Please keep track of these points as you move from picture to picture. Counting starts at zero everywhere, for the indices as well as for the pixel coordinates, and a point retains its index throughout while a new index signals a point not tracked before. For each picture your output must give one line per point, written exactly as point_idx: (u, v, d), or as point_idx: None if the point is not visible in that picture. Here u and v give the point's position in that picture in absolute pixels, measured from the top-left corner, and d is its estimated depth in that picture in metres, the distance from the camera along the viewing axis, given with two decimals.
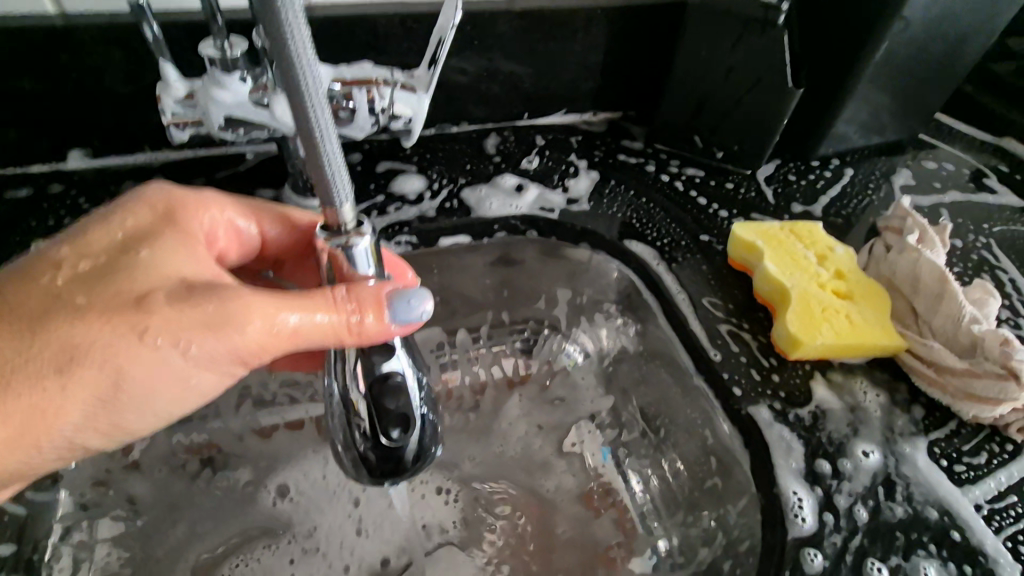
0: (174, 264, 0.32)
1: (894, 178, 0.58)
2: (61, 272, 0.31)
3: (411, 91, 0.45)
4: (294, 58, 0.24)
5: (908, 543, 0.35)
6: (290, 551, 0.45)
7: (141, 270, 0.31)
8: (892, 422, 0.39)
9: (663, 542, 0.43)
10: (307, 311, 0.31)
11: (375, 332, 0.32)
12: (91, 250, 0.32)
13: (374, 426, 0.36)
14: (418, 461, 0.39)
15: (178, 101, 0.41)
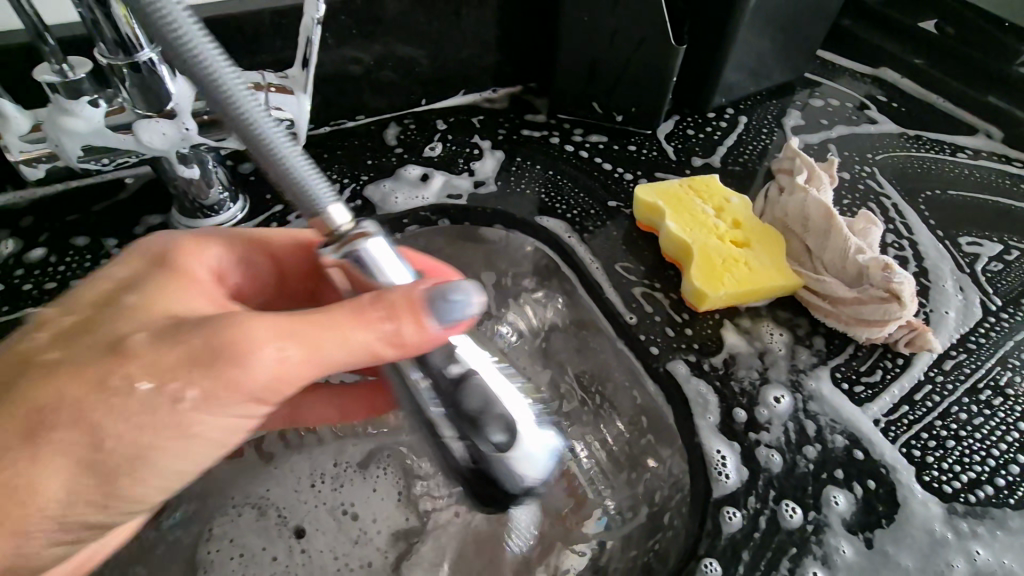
0: (163, 303, 0.28)
1: (785, 120, 0.61)
2: (43, 332, 0.27)
3: (287, 93, 0.43)
4: (201, 64, 0.23)
5: (819, 480, 0.38)
6: (274, 550, 0.42)
7: (127, 313, 0.27)
8: (796, 358, 0.42)
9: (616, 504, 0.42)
10: (323, 332, 0.27)
11: (414, 341, 0.28)
12: (70, 308, 0.28)
13: (470, 432, 0.29)
14: (526, 471, 0.29)
15: (23, 136, 0.37)
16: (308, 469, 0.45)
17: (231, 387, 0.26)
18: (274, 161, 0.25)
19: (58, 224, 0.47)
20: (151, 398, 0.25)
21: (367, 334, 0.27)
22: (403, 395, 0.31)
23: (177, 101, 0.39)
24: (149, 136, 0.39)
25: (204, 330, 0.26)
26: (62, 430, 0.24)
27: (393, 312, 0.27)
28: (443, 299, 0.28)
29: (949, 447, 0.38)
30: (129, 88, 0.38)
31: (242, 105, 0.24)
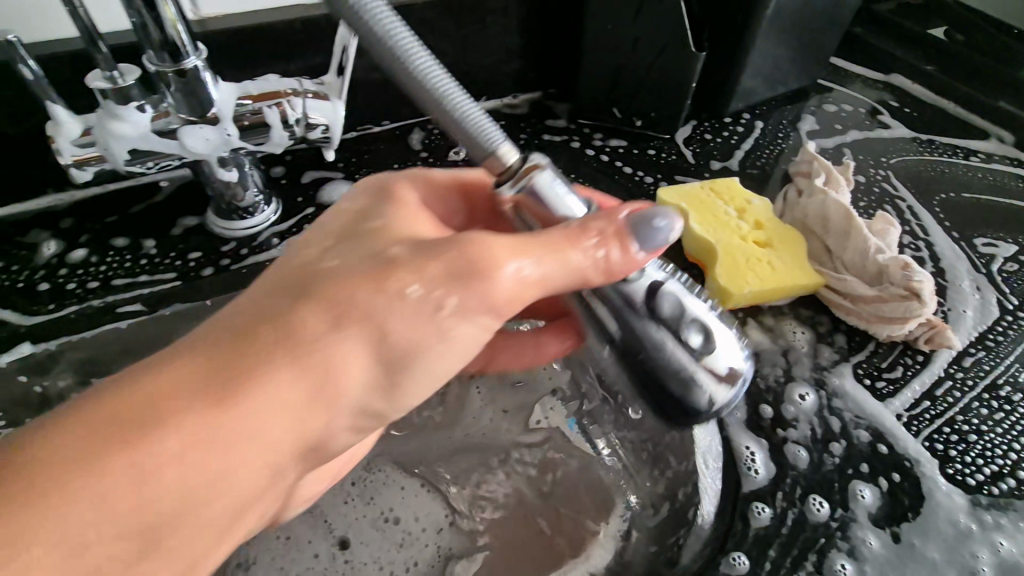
0: (404, 227, 0.29)
1: (800, 125, 0.62)
2: (312, 249, 0.29)
3: (323, 99, 0.44)
4: (391, 43, 0.28)
5: (845, 474, 0.39)
6: (318, 550, 0.45)
7: (381, 233, 0.29)
8: (818, 355, 0.43)
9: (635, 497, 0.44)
10: (544, 256, 0.28)
11: (619, 266, 0.29)
12: (324, 233, 0.30)
13: (670, 347, 0.31)
14: (721, 384, 0.31)
15: (74, 141, 0.38)
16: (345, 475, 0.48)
17: (494, 289, 0.27)
18: (444, 109, 0.29)
19: (97, 225, 0.48)
20: (436, 294, 0.26)
21: (578, 253, 0.28)
22: (593, 322, 0.32)
23: (219, 107, 0.41)
24: (193, 141, 0.41)
25: (461, 237, 0.27)
26: (363, 321, 0.26)
27: (602, 236, 0.29)
28: (642, 224, 0.30)
29: (971, 440, 0.39)
30: (175, 94, 0.39)
31: (414, 60, 0.28)
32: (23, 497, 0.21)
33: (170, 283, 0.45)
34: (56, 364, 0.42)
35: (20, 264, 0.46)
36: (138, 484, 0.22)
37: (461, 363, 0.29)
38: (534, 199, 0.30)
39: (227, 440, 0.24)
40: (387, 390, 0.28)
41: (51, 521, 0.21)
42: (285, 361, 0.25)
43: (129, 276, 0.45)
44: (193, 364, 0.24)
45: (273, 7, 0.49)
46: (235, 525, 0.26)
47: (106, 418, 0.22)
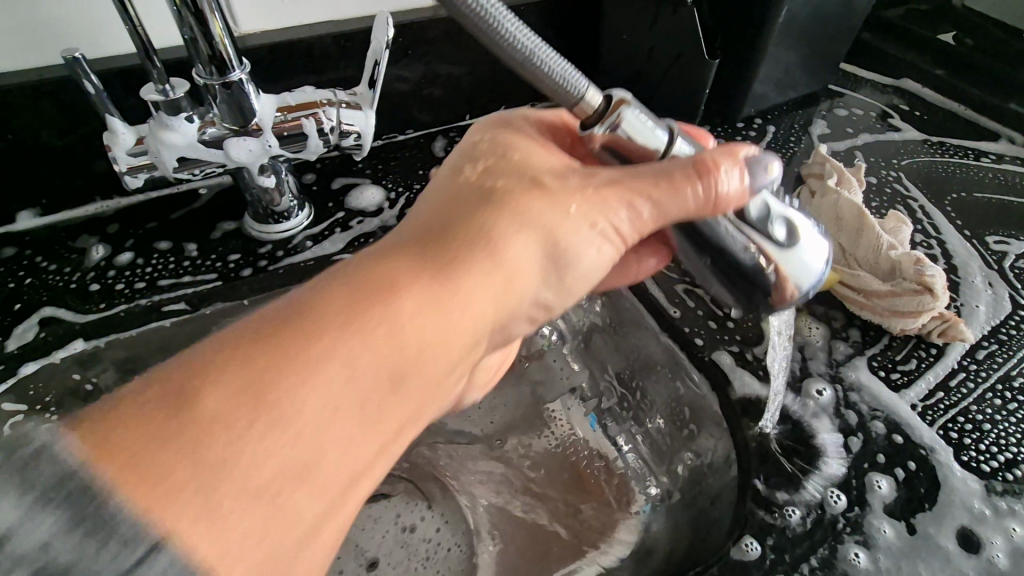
0: (543, 158, 0.33)
1: (812, 129, 0.64)
2: (467, 173, 0.32)
3: (356, 109, 0.47)
4: (481, 14, 0.26)
5: (863, 465, 0.40)
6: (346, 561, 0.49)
7: (527, 162, 0.32)
8: (833, 350, 0.45)
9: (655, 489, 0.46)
10: (664, 192, 0.30)
11: (726, 202, 0.31)
12: (470, 161, 0.33)
13: (759, 249, 0.34)
14: (805, 281, 0.34)
15: (129, 150, 0.41)
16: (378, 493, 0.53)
17: (625, 216, 0.31)
18: (536, 64, 0.28)
19: (139, 231, 0.51)
20: (591, 214, 0.31)
21: (695, 188, 0.30)
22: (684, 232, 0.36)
23: (261, 118, 0.44)
24: (237, 151, 0.44)
25: (591, 176, 0.31)
26: (537, 223, 0.30)
27: (715, 174, 0.30)
28: (756, 163, 0.32)
29: (985, 429, 0.40)
30: (220, 105, 0.42)
31: (503, 18, 0.26)
32: (282, 364, 0.22)
33: (211, 283, 0.48)
34: (100, 362, 0.45)
35: (70, 267, 0.48)
36: (373, 351, 0.24)
37: (594, 277, 0.33)
38: (624, 139, 0.31)
39: (437, 314, 0.26)
40: (554, 283, 0.32)
41: (323, 374, 0.23)
42: (475, 249, 0.29)
43: (174, 277, 0.48)
44: (386, 257, 0.27)
45: (305, 23, 0.52)
46: (429, 410, 0.28)
47: (341, 296, 0.25)
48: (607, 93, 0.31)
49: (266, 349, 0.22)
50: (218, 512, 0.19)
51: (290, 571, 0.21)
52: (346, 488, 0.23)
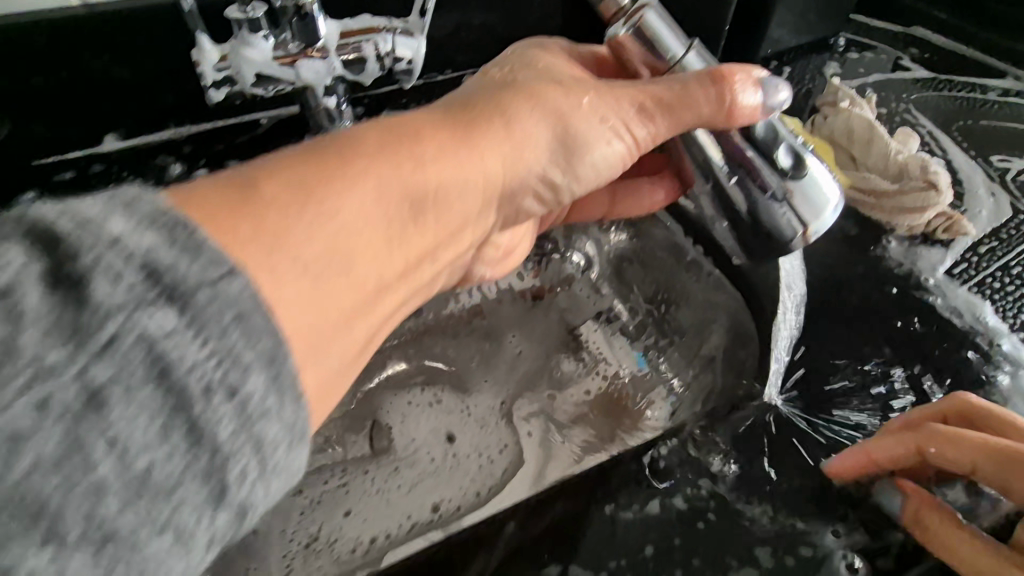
0: (563, 70, 0.37)
1: (826, 69, 0.68)
2: (494, 74, 0.36)
3: (410, 36, 0.51)
4: None
5: (881, 322, 0.47)
6: (390, 466, 0.52)
7: (549, 69, 0.36)
8: (850, 238, 0.51)
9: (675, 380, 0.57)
10: (677, 97, 0.35)
11: (733, 116, 0.35)
12: (498, 66, 0.37)
13: (765, 170, 0.37)
14: (810, 209, 0.36)
15: (215, 66, 0.47)
16: (424, 407, 0.57)
17: (638, 116, 0.35)
18: None
19: (212, 152, 0.57)
20: (602, 108, 0.34)
21: (710, 94, 0.34)
22: (694, 156, 0.39)
23: (326, 40, 0.49)
24: (306, 71, 0.49)
25: (612, 84, 0.35)
26: (551, 109, 0.33)
27: (727, 86, 0.34)
28: (770, 93, 0.36)
29: (984, 304, 0.47)
30: (293, 26, 0.47)
31: None
32: (328, 164, 0.24)
33: None
34: None
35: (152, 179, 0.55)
36: (406, 181, 0.26)
37: (604, 175, 0.37)
38: (643, 40, 0.37)
39: (457, 166, 0.29)
40: (559, 168, 0.35)
41: (360, 180, 0.24)
42: (496, 121, 0.32)
43: None
44: (421, 115, 0.30)
45: None
46: (438, 255, 0.30)
47: (379, 130, 0.27)
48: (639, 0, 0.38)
49: (315, 154, 0.24)
50: (283, 269, 0.20)
51: (322, 347, 0.23)
52: (375, 293, 0.25)
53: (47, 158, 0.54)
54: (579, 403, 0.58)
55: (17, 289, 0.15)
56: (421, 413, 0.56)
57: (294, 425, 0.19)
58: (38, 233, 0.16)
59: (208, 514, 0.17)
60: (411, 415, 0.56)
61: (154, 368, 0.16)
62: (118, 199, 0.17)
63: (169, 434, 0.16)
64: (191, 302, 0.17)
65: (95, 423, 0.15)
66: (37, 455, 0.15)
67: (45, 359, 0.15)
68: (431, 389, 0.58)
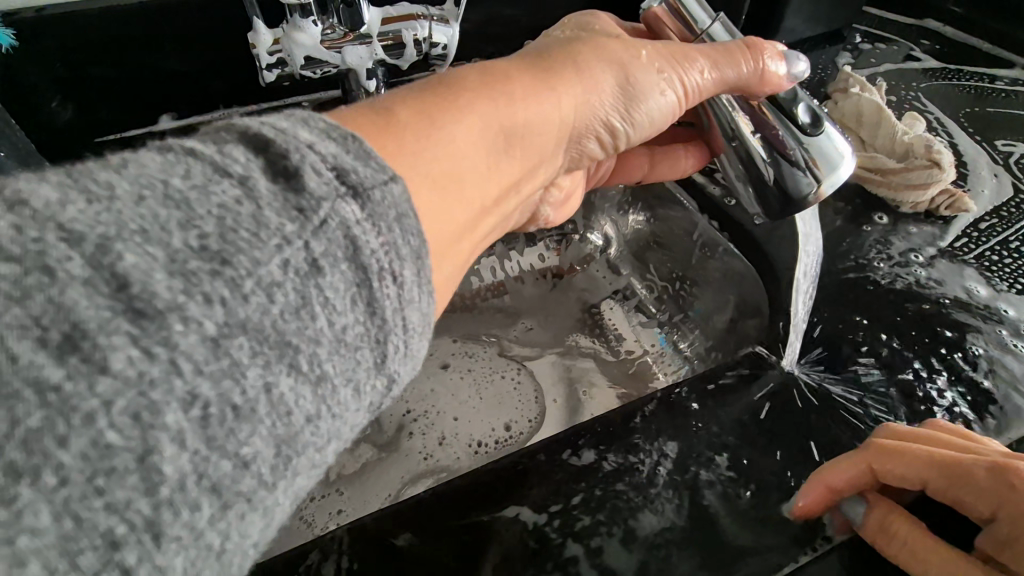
0: (616, 32, 0.41)
1: (839, 60, 0.71)
2: (558, 33, 0.41)
3: (446, 24, 0.55)
4: None
5: (879, 289, 0.51)
6: (439, 425, 0.57)
7: (606, 30, 0.41)
8: (854, 217, 0.56)
9: (686, 346, 0.61)
10: (721, 53, 0.38)
11: (768, 76, 0.39)
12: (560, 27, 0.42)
13: (789, 127, 0.40)
14: (827, 169, 0.40)
15: (268, 49, 0.50)
16: (461, 370, 0.61)
17: (688, 70, 0.39)
18: None
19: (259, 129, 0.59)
20: (657, 59, 0.38)
21: (745, 55, 0.39)
22: (721, 121, 0.42)
23: (370, 25, 0.52)
24: (351, 55, 0.53)
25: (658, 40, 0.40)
26: (614, 59, 0.38)
27: (762, 50, 0.39)
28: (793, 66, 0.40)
29: (984, 272, 0.51)
30: (340, 12, 0.51)
31: None
32: (442, 101, 0.29)
33: None
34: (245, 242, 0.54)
35: None
36: (503, 115, 0.31)
37: (656, 123, 0.41)
38: (675, 12, 0.41)
39: (541, 105, 0.34)
40: (619, 112, 0.39)
41: (469, 112, 0.30)
42: (569, 69, 0.36)
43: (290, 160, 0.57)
44: (507, 60, 0.35)
45: None
46: (521, 186, 0.36)
47: (475, 72, 0.32)
48: None
49: (430, 93, 0.29)
50: (422, 179, 0.26)
51: (445, 248, 0.28)
52: (481, 209, 0.31)
53: (108, 137, 0.58)
54: (603, 367, 0.62)
55: (250, 179, 0.19)
56: (456, 377, 0.60)
57: (425, 317, 0.23)
58: (248, 137, 0.20)
59: (373, 376, 0.22)
60: (438, 387, 0.60)
61: (350, 248, 0.20)
62: (298, 117, 0.22)
63: (356, 304, 0.21)
64: (370, 198, 0.21)
65: (318, 283, 0.19)
66: (284, 302, 0.19)
67: (284, 229, 0.19)
68: (469, 348, 0.63)
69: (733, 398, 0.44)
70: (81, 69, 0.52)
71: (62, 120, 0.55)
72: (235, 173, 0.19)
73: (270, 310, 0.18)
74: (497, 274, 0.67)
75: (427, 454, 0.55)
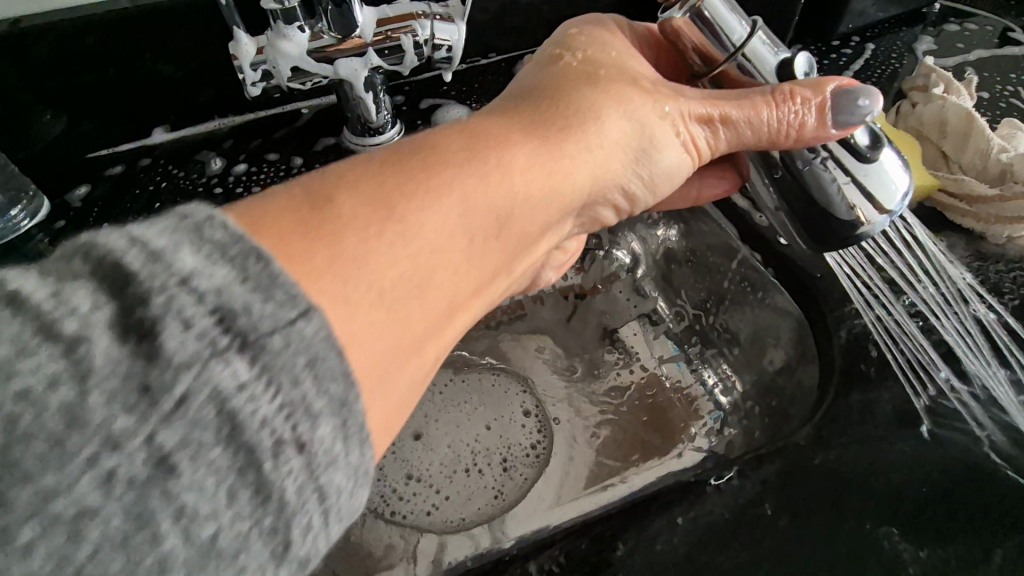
0: (635, 65, 0.35)
1: (917, 46, 0.60)
2: (569, 61, 0.34)
3: (450, 22, 0.48)
4: None
5: (937, 309, 0.45)
6: (466, 462, 0.53)
7: (624, 64, 0.34)
8: (925, 234, 0.48)
9: (725, 398, 0.53)
10: (752, 108, 0.33)
11: (806, 134, 0.33)
12: (568, 50, 0.35)
13: (840, 156, 0.34)
14: (880, 204, 0.33)
15: (250, 60, 0.45)
16: (464, 398, 0.56)
17: (704, 126, 0.34)
18: None
19: (247, 147, 0.56)
20: (676, 117, 0.34)
21: (773, 111, 0.33)
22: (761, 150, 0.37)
23: (363, 28, 0.46)
24: (343, 68, 0.48)
25: (684, 89, 0.34)
26: (629, 112, 0.33)
27: (803, 101, 0.32)
28: (843, 97, 0.33)
29: None
30: (329, 16, 0.45)
31: None
32: (403, 185, 0.24)
33: None
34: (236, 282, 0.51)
35: (195, 173, 0.54)
36: (481, 195, 0.26)
37: (671, 179, 0.36)
38: (701, 20, 0.33)
39: (536, 173, 0.29)
40: (636, 175, 0.34)
41: (442, 197, 0.25)
42: (574, 124, 0.31)
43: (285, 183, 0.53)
44: (492, 120, 0.30)
45: None
46: (517, 265, 0.30)
47: (452, 144, 0.27)
48: None
49: (387, 173, 0.24)
50: (358, 295, 0.21)
51: (397, 377, 0.22)
52: (450, 312, 0.25)
53: (101, 153, 0.55)
54: (630, 401, 0.56)
55: (84, 342, 0.15)
56: (457, 412, 0.55)
57: (358, 467, 0.19)
58: (107, 269, 0.17)
59: (271, 573, 0.17)
60: (430, 416, 0.55)
61: (226, 426, 0.16)
62: (188, 224, 0.18)
63: (236, 497, 0.16)
64: (265, 347, 0.17)
65: (167, 489, 0.15)
66: (102, 533, 0.15)
67: (113, 425, 0.15)
68: (477, 376, 0.58)
69: (749, 471, 0.39)
70: (59, 86, 0.49)
71: (53, 133, 0.51)
72: (64, 336, 0.15)
73: (73, 555, 0.14)
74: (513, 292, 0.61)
75: (497, 492, 0.51)
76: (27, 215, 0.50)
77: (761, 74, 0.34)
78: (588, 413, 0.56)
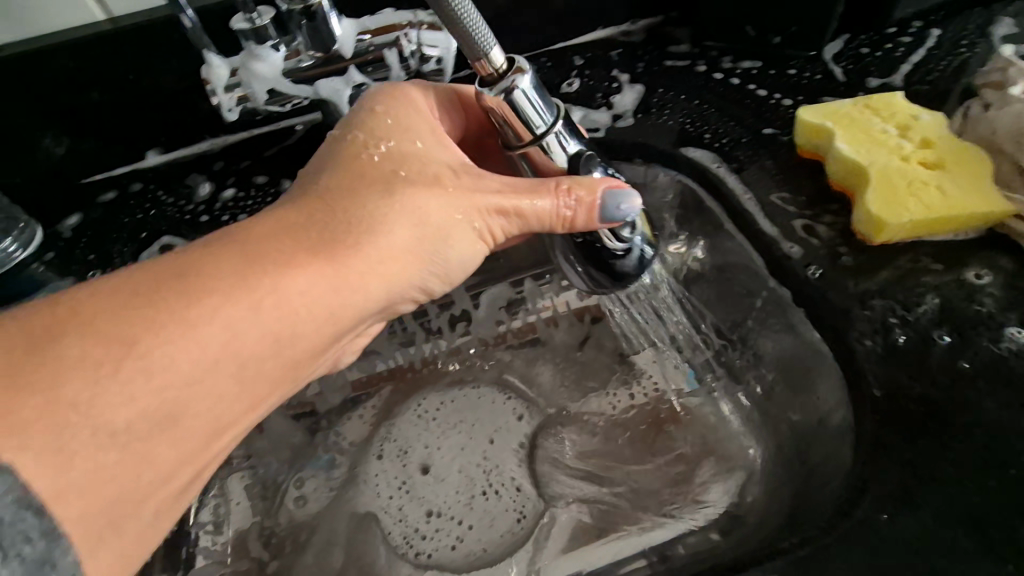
0: (432, 156, 0.37)
1: (992, 29, 0.52)
2: (371, 152, 0.36)
3: (436, 30, 0.43)
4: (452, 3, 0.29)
5: (994, 375, 0.39)
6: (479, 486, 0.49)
7: (416, 157, 0.36)
8: (984, 285, 0.43)
9: (754, 450, 0.47)
10: (533, 200, 0.35)
11: (580, 224, 0.36)
12: (374, 138, 0.36)
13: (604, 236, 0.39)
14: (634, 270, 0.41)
15: (223, 84, 0.42)
16: (461, 414, 0.52)
17: (496, 217, 0.36)
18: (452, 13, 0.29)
19: (237, 169, 0.54)
20: (456, 214, 0.35)
21: (552, 203, 0.35)
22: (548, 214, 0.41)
23: (342, 42, 0.43)
24: (324, 88, 0.44)
25: (482, 182, 0.36)
26: (416, 216, 0.34)
27: (577, 199, 0.35)
28: (610, 200, 0.36)
29: None
30: (303, 30, 0.41)
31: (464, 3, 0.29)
32: (147, 321, 0.27)
33: None
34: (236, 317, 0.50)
35: (183, 200, 0.52)
36: (247, 326, 0.29)
37: (463, 267, 0.38)
38: (511, 109, 0.34)
39: (317, 296, 0.31)
40: (426, 275, 0.36)
41: (193, 332, 0.27)
42: (364, 237, 0.33)
43: None
44: (276, 234, 0.31)
45: None
46: (303, 371, 0.34)
47: (222, 267, 0.29)
48: (509, 57, 0.33)
49: (132, 309, 0.27)
50: (72, 452, 0.24)
51: (132, 501, 0.27)
52: (202, 439, 0.29)
53: (94, 177, 0.54)
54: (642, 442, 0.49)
55: None
56: (453, 436, 0.51)
57: None
58: None
59: None
60: (425, 438, 0.51)
61: None
62: None
63: None
64: None
65: None
66: None
67: None
68: (474, 397, 0.53)
69: None
70: (42, 109, 0.48)
71: (56, 154, 0.51)
72: None
73: None
74: (524, 314, 0.55)
75: (520, 514, 0.47)
76: (20, 246, 0.49)
77: (552, 159, 0.36)
78: (607, 441, 0.50)
